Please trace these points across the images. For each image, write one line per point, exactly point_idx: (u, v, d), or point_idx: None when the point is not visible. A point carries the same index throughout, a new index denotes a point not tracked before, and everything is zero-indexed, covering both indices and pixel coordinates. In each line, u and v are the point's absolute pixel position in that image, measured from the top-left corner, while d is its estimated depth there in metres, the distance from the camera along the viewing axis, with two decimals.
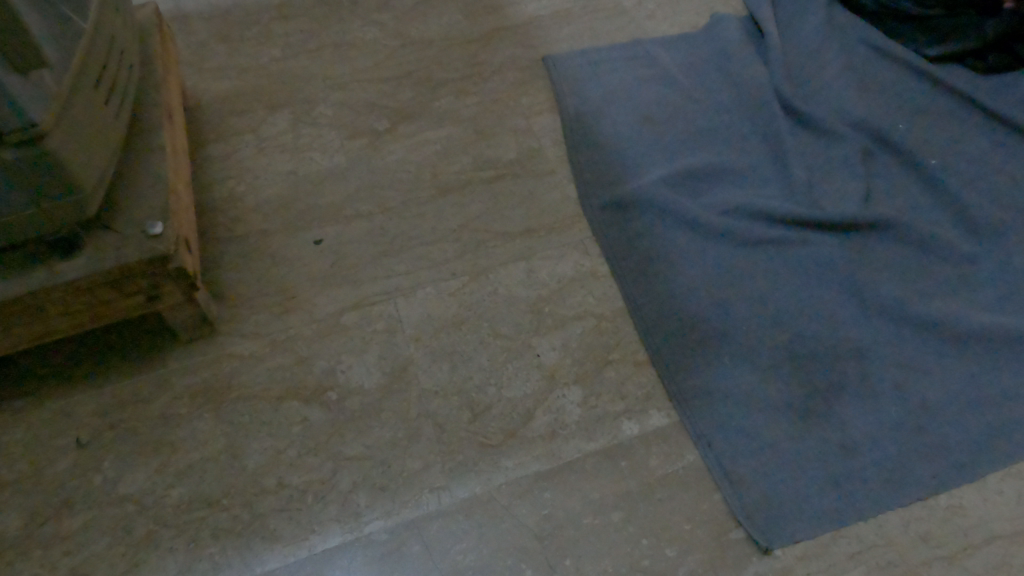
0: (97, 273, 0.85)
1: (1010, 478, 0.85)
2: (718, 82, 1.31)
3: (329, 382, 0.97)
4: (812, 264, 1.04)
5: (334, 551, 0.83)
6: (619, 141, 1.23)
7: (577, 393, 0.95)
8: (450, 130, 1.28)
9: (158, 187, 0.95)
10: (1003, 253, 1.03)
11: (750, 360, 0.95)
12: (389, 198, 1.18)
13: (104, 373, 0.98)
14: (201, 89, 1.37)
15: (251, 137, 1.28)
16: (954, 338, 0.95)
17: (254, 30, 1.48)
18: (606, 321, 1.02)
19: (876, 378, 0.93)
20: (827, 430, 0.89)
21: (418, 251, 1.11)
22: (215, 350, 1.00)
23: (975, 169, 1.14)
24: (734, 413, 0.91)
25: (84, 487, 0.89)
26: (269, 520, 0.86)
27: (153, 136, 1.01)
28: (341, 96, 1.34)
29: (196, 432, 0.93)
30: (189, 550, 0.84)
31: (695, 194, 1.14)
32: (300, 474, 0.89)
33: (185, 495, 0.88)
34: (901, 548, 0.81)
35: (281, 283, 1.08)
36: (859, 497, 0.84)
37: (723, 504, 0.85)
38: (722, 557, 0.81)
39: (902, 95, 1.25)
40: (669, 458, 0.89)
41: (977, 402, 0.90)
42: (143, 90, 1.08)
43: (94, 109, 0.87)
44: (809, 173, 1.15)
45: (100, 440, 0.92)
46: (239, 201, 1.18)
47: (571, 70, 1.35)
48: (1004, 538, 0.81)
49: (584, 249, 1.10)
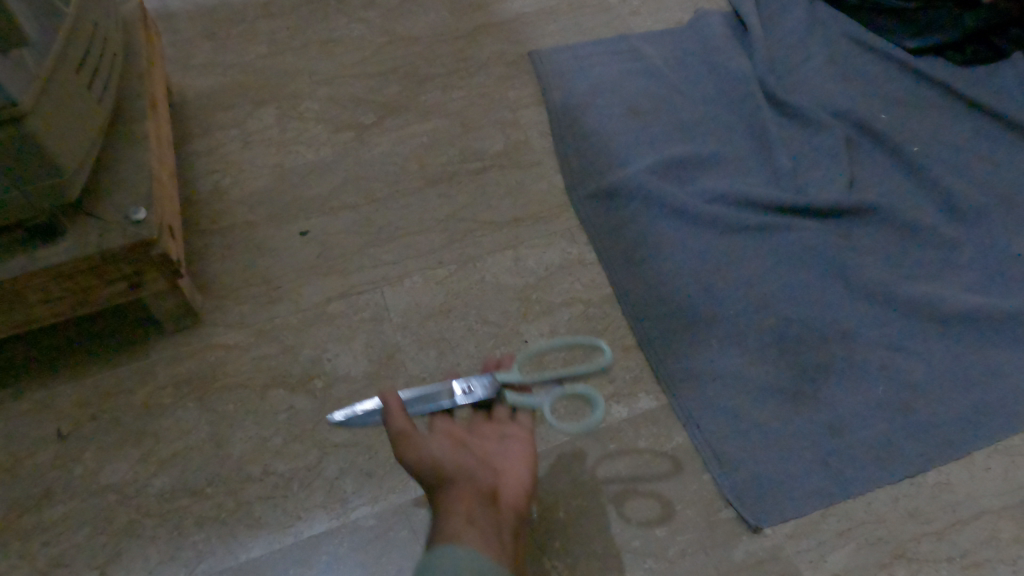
0: (79, 259, 0.84)
1: (997, 454, 0.85)
2: (703, 75, 1.32)
3: (315, 371, 0.96)
4: (799, 249, 1.05)
5: (320, 537, 0.83)
6: (606, 132, 1.23)
7: (565, 377, 0.94)
8: (437, 123, 1.28)
9: (142, 175, 0.93)
10: (985, 236, 1.05)
11: (738, 343, 0.95)
12: (376, 189, 1.18)
13: (86, 363, 0.97)
14: (186, 85, 1.36)
15: (237, 131, 1.28)
16: (939, 318, 0.96)
17: (240, 28, 1.48)
18: (594, 307, 1.01)
19: (862, 359, 0.93)
20: (815, 410, 0.89)
21: (405, 241, 1.10)
22: (200, 340, 0.99)
23: (956, 157, 1.15)
24: (722, 395, 0.91)
25: (63, 478, 0.87)
26: (255, 509, 0.85)
27: (136, 125, 1.00)
28: (327, 91, 1.34)
29: (180, 421, 0.92)
30: (173, 539, 0.83)
31: (681, 183, 1.15)
32: (286, 461, 0.88)
33: (168, 484, 0.87)
34: (890, 525, 0.81)
35: (267, 273, 1.07)
36: (848, 475, 0.84)
37: (713, 485, 0.84)
38: (711, 536, 0.81)
39: (883, 86, 1.26)
40: (658, 440, 0.88)
41: (964, 380, 0.91)
42: (127, 80, 1.07)
43: (76, 94, 0.87)
44: (793, 162, 1.16)
45: (80, 431, 0.91)
46: (224, 193, 1.18)
47: (558, 64, 1.36)
48: (992, 513, 0.81)
49: (572, 237, 1.10)
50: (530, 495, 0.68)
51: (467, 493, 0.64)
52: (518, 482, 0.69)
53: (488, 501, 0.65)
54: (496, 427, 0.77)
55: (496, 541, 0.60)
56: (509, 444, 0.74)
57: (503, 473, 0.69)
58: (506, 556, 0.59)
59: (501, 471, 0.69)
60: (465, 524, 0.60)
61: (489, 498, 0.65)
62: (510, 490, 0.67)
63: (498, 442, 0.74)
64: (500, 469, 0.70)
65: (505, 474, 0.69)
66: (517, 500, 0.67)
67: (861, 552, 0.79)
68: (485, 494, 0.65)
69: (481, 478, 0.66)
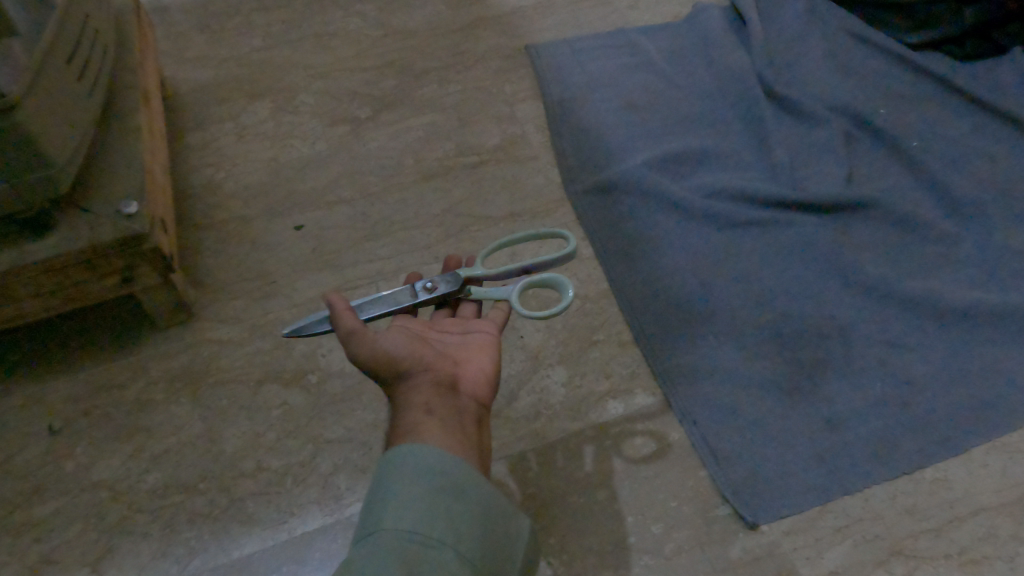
0: (70, 253, 0.83)
1: (995, 450, 0.85)
2: (701, 69, 1.31)
3: (310, 366, 0.95)
4: (797, 244, 1.04)
5: (314, 533, 0.82)
6: (603, 126, 1.22)
7: (561, 372, 0.94)
8: (433, 117, 1.27)
9: (134, 168, 0.92)
10: (984, 231, 1.04)
11: (735, 338, 0.95)
12: (371, 183, 1.17)
13: (78, 358, 0.96)
14: (180, 78, 1.35)
15: (231, 125, 1.26)
16: (937, 314, 0.96)
17: (235, 21, 1.47)
18: (591, 302, 1.01)
19: (860, 355, 0.93)
20: (813, 406, 0.89)
21: (401, 236, 1.09)
22: (193, 335, 0.98)
23: (955, 152, 1.15)
24: (718, 390, 0.90)
25: (55, 474, 0.86)
26: (248, 505, 0.84)
27: (128, 118, 0.99)
28: (323, 85, 1.33)
29: (172, 416, 0.91)
30: (165, 535, 0.82)
31: (679, 177, 1.14)
32: (279, 457, 0.87)
33: (161, 480, 0.86)
34: (887, 521, 0.80)
35: (261, 268, 1.06)
36: (845, 472, 0.83)
37: (710, 481, 0.84)
38: (708, 532, 0.80)
39: (882, 80, 1.25)
40: (655, 436, 0.88)
41: (962, 375, 0.90)
42: (119, 72, 1.06)
43: (66, 85, 0.85)
44: (791, 156, 1.16)
45: (72, 427, 0.90)
46: (218, 187, 1.17)
47: (555, 58, 1.35)
48: (990, 510, 0.80)
49: (569, 232, 1.09)
50: (491, 384, 0.68)
51: (425, 384, 0.63)
52: (478, 371, 0.68)
53: (448, 392, 0.64)
54: (457, 322, 0.75)
55: (456, 431, 0.60)
56: (470, 337, 0.72)
57: (464, 363, 0.68)
58: (464, 443, 0.59)
59: (461, 361, 0.68)
60: (423, 416, 0.60)
61: (449, 389, 0.64)
62: (470, 380, 0.66)
63: (458, 335, 0.72)
64: (460, 360, 0.68)
65: (465, 364, 0.68)
66: (478, 390, 0.67)
67: (858, 549, 0.78)
68: (444, 385, 0.64)
69: (440, 369, 0.65)
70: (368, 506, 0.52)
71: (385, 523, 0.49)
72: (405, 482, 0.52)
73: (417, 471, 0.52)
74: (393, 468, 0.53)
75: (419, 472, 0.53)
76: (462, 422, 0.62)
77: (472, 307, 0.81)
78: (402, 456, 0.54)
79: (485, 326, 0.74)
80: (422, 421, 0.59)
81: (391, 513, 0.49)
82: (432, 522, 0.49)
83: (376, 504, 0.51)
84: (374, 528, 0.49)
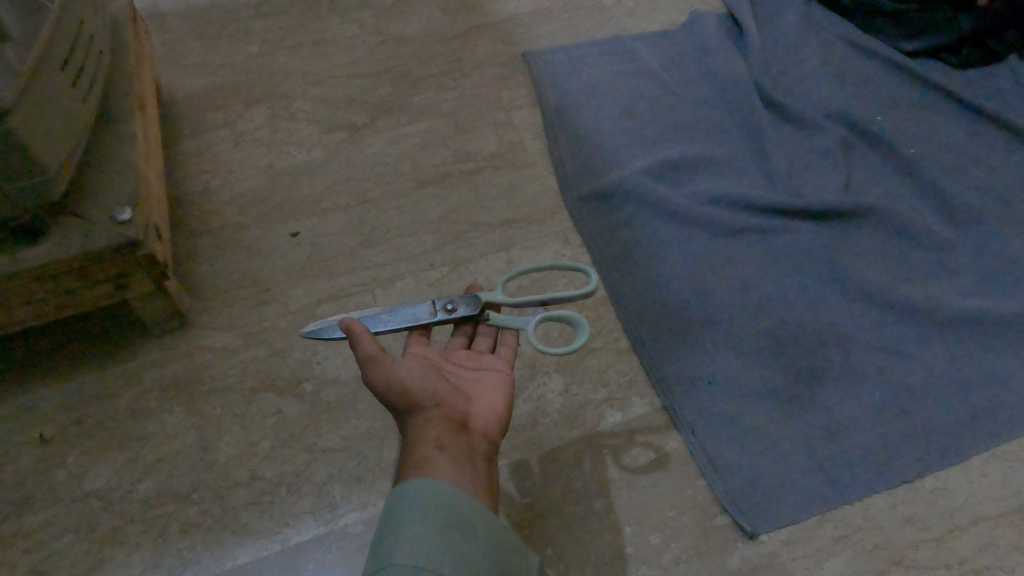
0: (62, 260, 0.82)
1: (995, 459, 0.84)
2: (699, 76, 1.31)
3: (305, 374, 0.94)
4: (796, 252, 1.04)
5: (308, 543, 0.81)
6: (600, 134, 1.22)
7: (558, 380, 0.93)
8: (431, 124, 1.26)
9: (129, 175, 0.92)
10: (982, 239, 1.04)
11: (733, 347, 0.94)
12: (368, 190, 1.16)
13: (70, 366, 0.95)
14: (176, 85, 1.34)
15: (227, 131, 1.26)
16: (936, 321, 0.95)
17: (232, 27, 1.46)
18: (588, 310, 1.00)
19: (859, 363, 0.92)
20: (812, 415, 0.88)
21: (397, 243, 1.09)
22: (187, 343, 0.97)
23: (951, 159, 1.15)
24: (717, 399, 0.90)
25: (46, 484, 0.85)
26: (242, 515, 0.83)
27: (123, 124, 0.98)
28: (319, 92, 1.33)
29: (165, 425, 0.90)
30: (157, 546, 0.81)
31: (677, 185, 1.14)
32: (273, 466, 0.86)
33: (153, 489, 0.85)
34: (887, 531, 0.79)
35: (256, 275, 1.05)
36: (844, 481, 0.83)
37: (708, 490, 0.83)
38: (706, 543, 0.79)
39: (879, 88, 1.25)
40: (653, 445, 0.87)
41: (960, 383, 0.90)
42: (115, 79, 1.05)
43: (60, 92, 0.85)
44: (789, 163, 1.16)
45: (63, 436, 0.89)
46: (214, 194, 1.16)
47: (552, 65, 1.35)
48: (990, 519, 0.80)
49: (565, 239, 1.09)
50: (503, 423, 0.67)
51: (437, 419, 0.62)
52: (490, 410, 0.66)
53: (460, 428, 0.62)
54: (473, 356, 0.74)
55: (466, 467, 0.58)
56: (484, 373, 0.72)
57: (476, 400, 0.67)
58: (476, 482, 0.57)
59: (474, 398, 0.67)
60: (433, 451, 0.58)
61: (460, 426, 0.63)
62: (482, 418, 0.65)
63: (473, 372, 0.71)
64: (473, 397, 0.67)
65: (478, 402, 0.67)
66: (490, 427, 0.65)
67: (858, 559, 0.78)
68: (455, 421, 0.63)
69: (452, 405, 0.64)
70: (376, 542, 0.50)
71: (395, 557, 0.47)
72: (414, 515, 0.51)
73: (428, 506, 0.51)
74: (403, 504, 0.52)
75: (431, 506, 0.51)
76: (473, 458, 0.60)
77: (489, 332, 0.80)
78: (413, 491, 0.53)
79: (497, 362, 0.74)
80: (432, 456, 0.58)
81: (402, 547, 0.48)
82: (443, 555, 0.48)
83: (385, 539, 0.50)
84: (383, 562, 0.48)
